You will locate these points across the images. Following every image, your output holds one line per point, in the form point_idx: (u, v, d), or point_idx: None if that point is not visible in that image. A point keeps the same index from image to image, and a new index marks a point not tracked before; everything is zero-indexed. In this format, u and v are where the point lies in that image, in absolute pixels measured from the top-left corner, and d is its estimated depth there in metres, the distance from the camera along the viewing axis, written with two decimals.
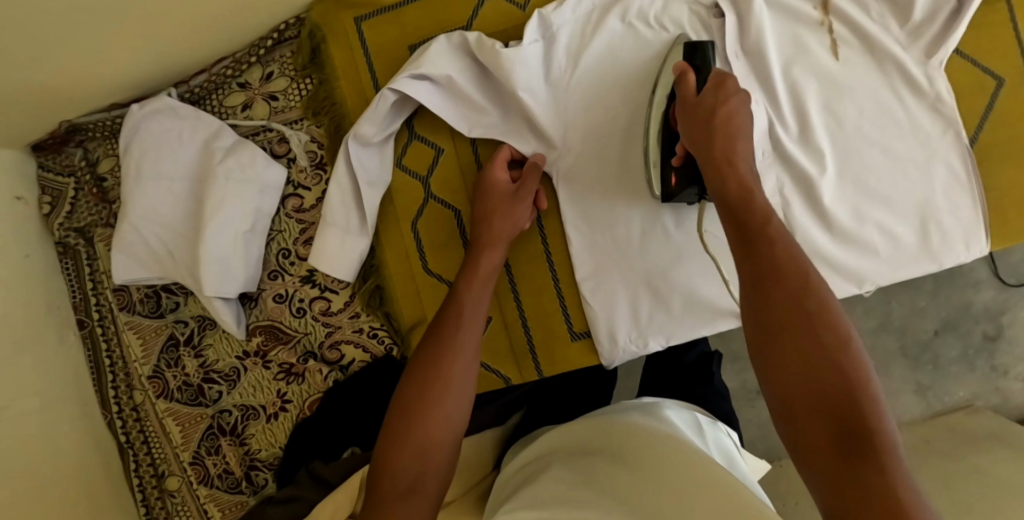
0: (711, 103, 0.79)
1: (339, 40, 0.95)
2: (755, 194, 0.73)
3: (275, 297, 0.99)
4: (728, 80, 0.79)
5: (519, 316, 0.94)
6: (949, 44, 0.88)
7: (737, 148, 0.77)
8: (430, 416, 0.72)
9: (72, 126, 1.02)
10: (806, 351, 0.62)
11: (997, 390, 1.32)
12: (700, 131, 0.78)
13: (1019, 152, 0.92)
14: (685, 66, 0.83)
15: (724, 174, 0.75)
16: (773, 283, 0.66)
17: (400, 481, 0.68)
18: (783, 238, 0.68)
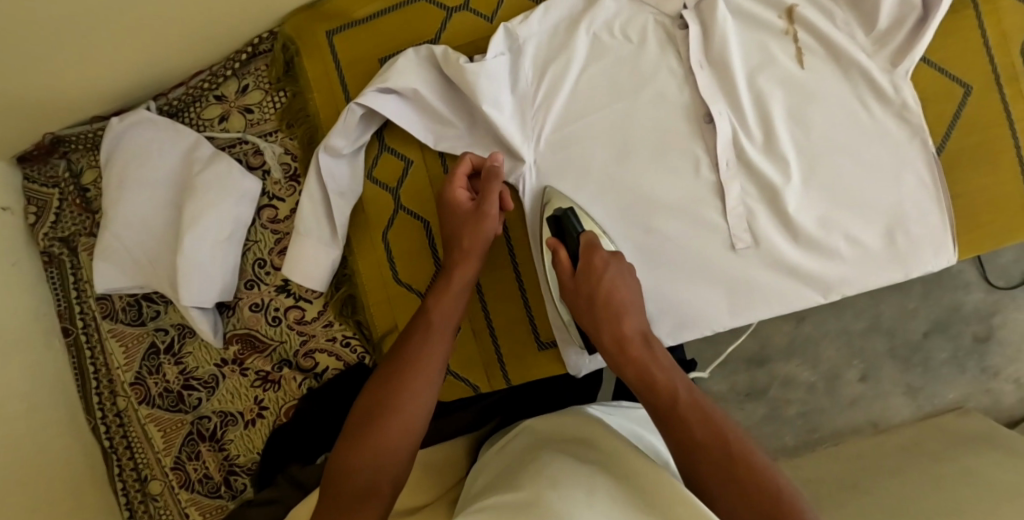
0: (588, 287, 0.83)
1: (312, 52, 0.96)
2: (644, 364, 0.77)
3: (251, 305, 1.01)
4: (594, 255, 0.84)
5: (487, 325, 0.95)
6: (914, 54, 0.88)
7: (624, 328, 0.80)
8: (392, 416, 0.74)
9: (56, 138, 1.04)
10: (711, 448, 0.69)
11: (987, 391, 1.33)
12: (592, 322, 0.82)
13: (987, 157, 0.92)
14: (556, 242, 0.86)
15: (624, 368, 0.79)
16: (680, 427, 0.71)
17: (358, 478, 0.70)
18: (696, 412, 0.72)
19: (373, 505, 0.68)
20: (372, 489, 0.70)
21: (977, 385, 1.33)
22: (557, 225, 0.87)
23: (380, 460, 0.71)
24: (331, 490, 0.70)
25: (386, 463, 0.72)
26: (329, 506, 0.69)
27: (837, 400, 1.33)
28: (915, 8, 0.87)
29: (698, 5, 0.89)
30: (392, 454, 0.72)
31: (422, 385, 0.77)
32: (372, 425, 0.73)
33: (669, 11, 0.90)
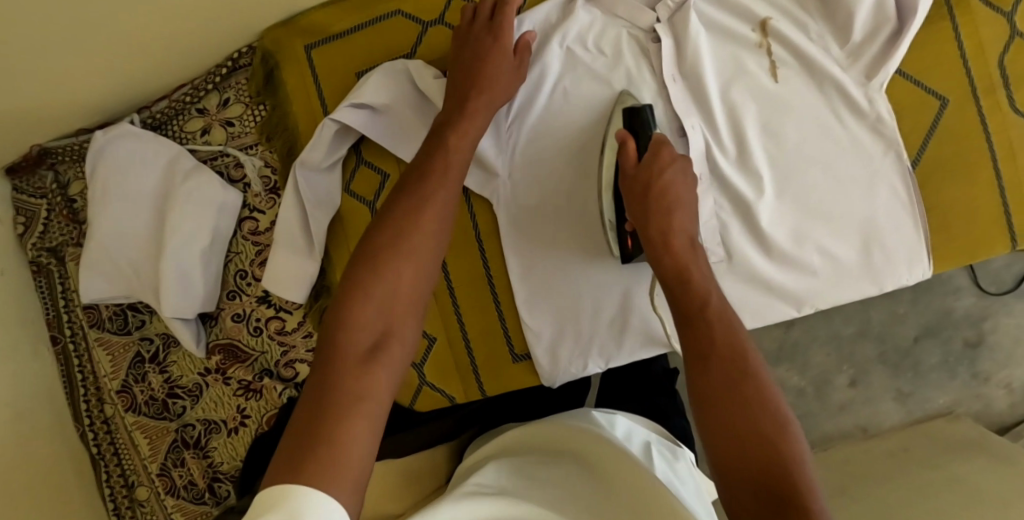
0: (648, 176, 0.79)
1: (291, 65, 0.97)
2: (690, 272, 0.74)
3: (233, 316, 1.02)
4: (664, 149, 0.80)
5: (462, 337, 0.96)
6: (890, 66, 0.88)
7: (673, 222, 0.77)
8: (395, 280, 0.69)
9: (43, 149, 1.05)
10: (729, 374, 0.66)
11: (977, 397, 1.36)
12: (641, 210, 0.78)
13: (963, 169, 0.91)
14: (626, 134, 0.81)
15: (660, 256, 0.76)
16: (706, 349, 0.68)
17: (360, 345, 0.64)
18: (720, 318, 0.70)
19: (380, 370, 0.63)
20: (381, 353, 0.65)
21: (967, 392, 1.36)
22: (630, 122, 0.86)
23: (384, 320, 0.67)
24: (328, 356, 0.64)
25: (389, 327, 0.67)
26: (328, 371, 0.62)
27: (828, 404, 1.35)
28: (889, 22, 0.87)
29: (671, 18, 0.90)
30: (397, 322, 0.67)
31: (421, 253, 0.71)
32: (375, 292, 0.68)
33: (642, 24, 0.90)
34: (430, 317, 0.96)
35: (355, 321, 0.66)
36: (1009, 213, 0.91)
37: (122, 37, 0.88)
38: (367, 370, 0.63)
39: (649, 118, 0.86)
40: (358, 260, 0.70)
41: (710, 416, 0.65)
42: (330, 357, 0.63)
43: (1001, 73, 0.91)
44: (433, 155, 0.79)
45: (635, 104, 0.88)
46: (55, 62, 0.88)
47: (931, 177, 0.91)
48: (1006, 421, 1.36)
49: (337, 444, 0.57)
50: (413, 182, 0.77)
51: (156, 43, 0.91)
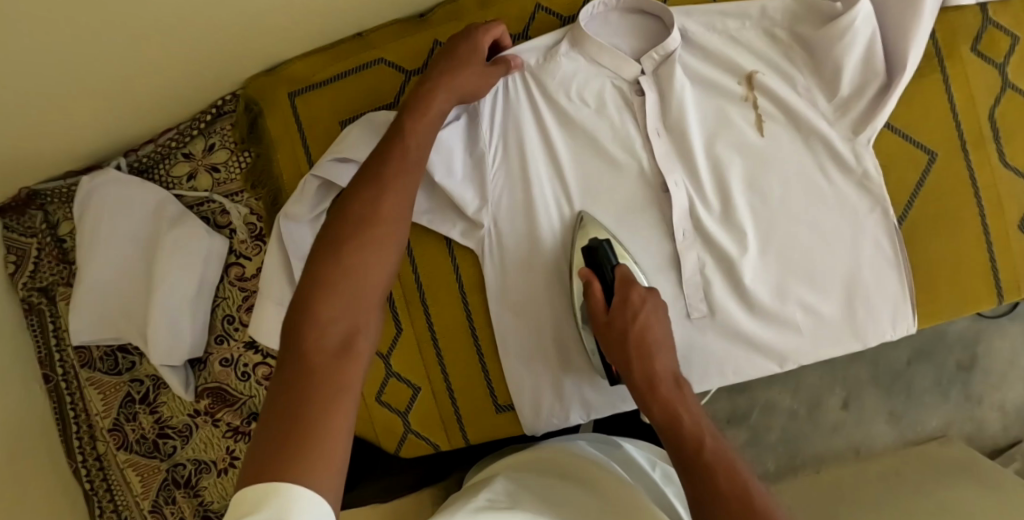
0: (622, 325, 0.82)
1: (274, 113, 0.97)
2: (678, 416, 0.76)
3: (221, 360, 1.04)
4: (632, 291, 0.83)
5: (446, 387, 0.97)
6: (877, 121, 0.87)
7: (656, 366, 0.80)
8: (360, 275, 0.70)
9: (31, 191, 1.05)
10: (733, 505, 0.67)
11: (971, 419, 1.36)
12: (622, 359, 0.81)
13: (949, 222, 0.91)
14: (588, 272, 0.86)
15: (647, 403, 0.78)
16: (707, 480, 0.69)
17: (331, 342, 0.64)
18: (719, 461, 0.70)
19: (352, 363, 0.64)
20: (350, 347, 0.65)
21: (961, 413, 1.36)
22: (592, 257, 0.87)
23: (352, 314, 0.67)
24: (297, 352, 0.64)
25: (356, 320, 0.68)
26: (299, 367, 0.63)
27: (820, 426, 1.36)
28: (877, 75, 0.86)
29: (656, 71, 0.89)
30: (363, 315, 0.68)
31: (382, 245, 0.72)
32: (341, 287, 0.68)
33: (626, 76, 0.88)
34: (415, 366, 0.97)
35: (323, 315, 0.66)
36: (997, 268, 0.91)
37: (98, 74, 0.88)
38: (339, 363, 0.63)
39: (611, 256, 0.87)
40: (321, 255, 0.71)
41: None
42: (300, 353, 0.64)
43: (991, 127, 0.91)
44: (392, 144, 0.80)
45: (598, 237, 0.89)
46: (36, 102, 0.88)
47: (920, 231, 0.91)
48: (1000, 443, 1.36)
49: (314, 438, 0.58)
50: (375, 173, 0.77)
51: (134, 84, 0.91)
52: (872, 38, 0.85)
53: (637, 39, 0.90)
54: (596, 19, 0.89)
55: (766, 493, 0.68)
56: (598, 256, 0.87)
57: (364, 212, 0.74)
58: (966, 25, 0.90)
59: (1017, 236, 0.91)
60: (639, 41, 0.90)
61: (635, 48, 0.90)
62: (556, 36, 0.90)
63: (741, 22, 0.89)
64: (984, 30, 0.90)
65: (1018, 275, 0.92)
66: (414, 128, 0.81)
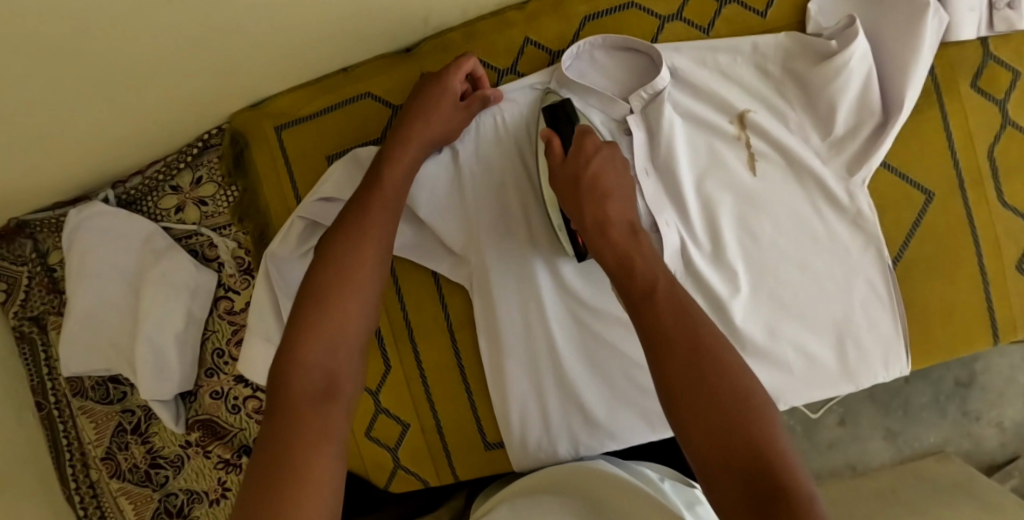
0: (576, 169, 0.76)
1: (260, 147, 0.95)
2: (633, 261, 0.70)
3: (212, 393, 1.05)
4: (586, 139, 0.78)
5: (435, 424, 0.96)
6: (871, 162, 0.85)
7: (608, 210, 0.73)
8: (343, 313, 0.71)
9: (20, 221, 1.04)
10: (691, 356, 0.62)
11: (969, 435, 1.33)
12: (574, 204, 0.75)
13: (946, 262, 0.89)
14: (549, 131, 0.80)
15: (599, 248, 0.72)
16: (665, 339, 0.63)
17: (312, 387, 0.66)
18: (672, 301, 0.66)
19: (335, 407, 0.66)
20: (334, 389, 0.67)
21: (958, 429, 1.34)
22: (552, 117, 0.85)
23: (335, 352, 0.69)
24: (281, 395, 0.66)
25: (339, 357, 0.69)
26: (284, 410, 0.65)
27: (817, 443, 1.35)
28: (874, 114, 0.85)
29: (645, 109, 0.87)
30: (346, 353, 0.70)
31: (364, 283, 0.73)
32: (324, 328, 0.69)
33: (615, 114, 0.87)
34: (403, 404, 0.96)
35: (307, 359, 0.67)
36: (993, 308, 0.90)
37: (81, 114, 0.87)
38: (323, 408, 0.65)
39: (574, 109, 0.85)
40: (301, 295, 0.72)
41: (679, 405, 0.61)
42: (283, 396, 0.65)
43: (990, 165, 0.89)
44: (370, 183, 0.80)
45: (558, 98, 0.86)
46: (21, 144, 0.87)
47: (918, 271, 0.89)
48: (998, 458, 1.34)
49: (301, 480, 0.60)
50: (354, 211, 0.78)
51: (119, 122, 0.90)
52: (868, 76, 0.83)
53: (624, 78, 0.89)
54: (581, 56, 0.88)
55: (721, 333, 0.64)
56: (559, 113, 0.84)
57: (343, 249, 0.75)
58: (965, 60, 0.88)
59: (1014, 277, 0.90)
60: (627, 80, 0.88)
61: (623, 87, 0.89)
62: (542, 74, 0.89)
63: (732, 57, 0.87)
64: (984, 65, 0.88)
65: (1015, 314, 0.90)
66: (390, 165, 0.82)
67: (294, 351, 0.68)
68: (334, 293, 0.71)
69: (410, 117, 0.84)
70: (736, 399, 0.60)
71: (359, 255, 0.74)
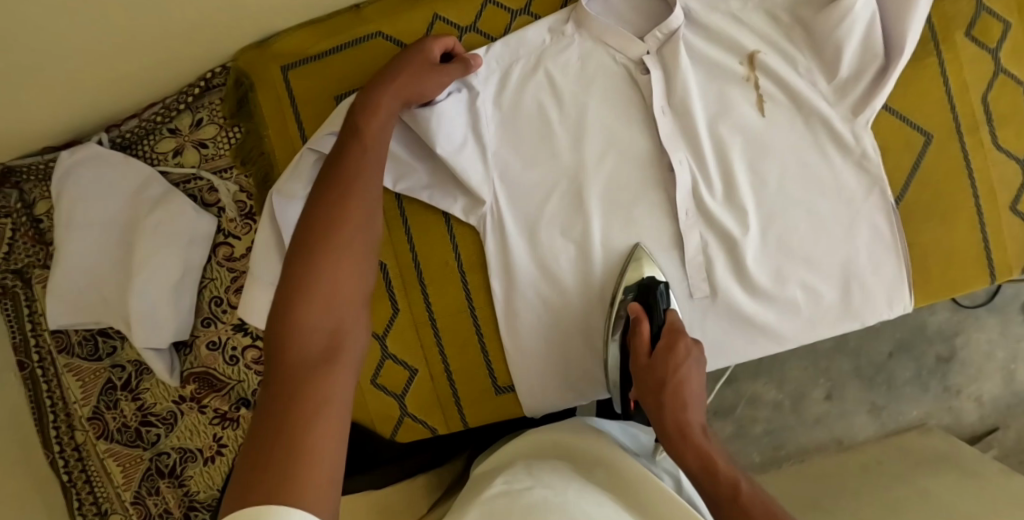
0: (663, 374, 0.79)
1: (266, 87, 0.94)
2: (716, 465, 0.69)
3: (208, 343, 1.00)
4: (679, 343, 0.81)
5: (444, 369, 0.95)
6: (875, 104, 0.88)
7: (690, 418, 0.75)
8: (334, 278, 0.69)
9: (5, 168, 1.00)
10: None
11: (950, 409, 1.41)
12: (655, 405, 0.77)
13: (943, 207, 0.92)
14: (639, 309, 0.85)
15: (680, 451, 0.72)
16: (743, 516, 0.64)
17: (312, 345, 0.65)
18: (759, 505, 0.64)
19: (336, 366, 0.63)
20: (334, 351, 0.65)
21: (939, 404, 1.41)
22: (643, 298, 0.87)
23: (332, 315, 0.67)
24: (279, 364, 0.63)
25: (337, 319, 0.67)
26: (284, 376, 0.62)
27: (804, 417, 1.40)
28: (877, 57, 0.87)
29: (661, 51, 0.89)
30: (343, 312, 0.68)
31: (353, 243, 0.72)
32: (315, 292, 0.67)
33: (631, 54, 0.90)
34: (411, 348, 0.95)
35: (304, 321, 0.66)
36: (989, 251, 0.93)
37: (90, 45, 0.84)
38: (327, 365, 0.63)
39: (661, 302, 0.87)
40: (295, 264, 0.70)
41: None
42: (283, 354, 0.64)
43: (984, 110, 0.91)
44: (343, 154, 0.79)
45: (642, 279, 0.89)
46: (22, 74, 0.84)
47: (917, 212, 0.92)
48: (978, 430, 1.41)
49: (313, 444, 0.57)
50: (336, 180, 0.77)
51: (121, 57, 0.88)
52: (872, 20, 0.85)
53: (639, 19, 0.91)
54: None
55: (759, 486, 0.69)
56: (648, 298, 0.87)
57: (328, 217, 0.73)
58: (961, 11, 0.90)
59: (1008, 217, 0.93)
60: (640, 21, 0.90)
61: (638, 27, 0.90)
62: (563, 14, 0.90)
63: (742, 3, 0.89)
64: (978, 17, 0.90)
65: (1010, 256, 0.93)
66: (365, 133, 0.81)
67: (288, 318, 0.66)
68: (330, 261, 0.69)
69: (380, 82, 0.83)
70: None
71: (343, 220, 0.73)
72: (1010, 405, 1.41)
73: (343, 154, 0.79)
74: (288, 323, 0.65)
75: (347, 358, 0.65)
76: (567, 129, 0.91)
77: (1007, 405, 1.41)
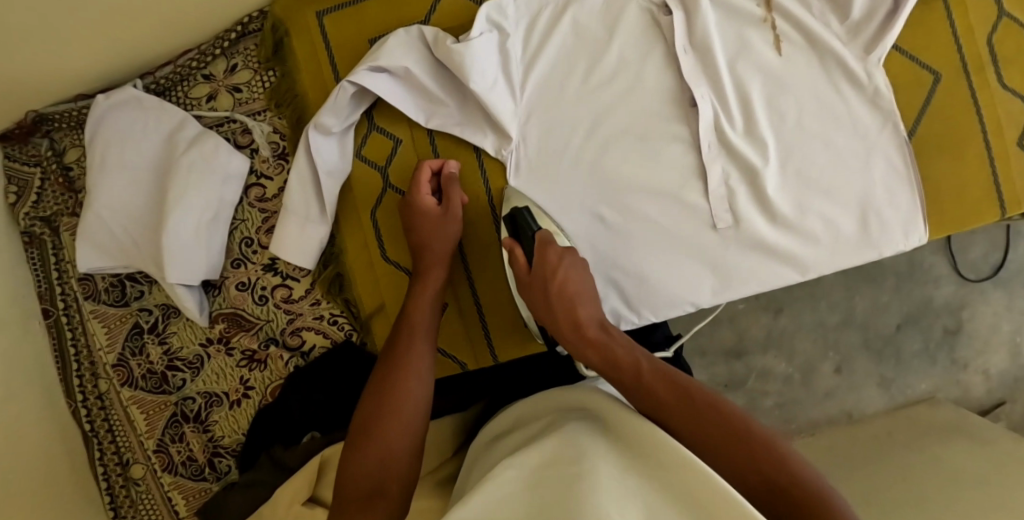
0: (544, 274, 0.85)
1: (300, 31, 0.97)
2: (616, 357, 0.77)
3: (238, 284, 1.02)
4: (549, 250, 0.86)
5: (474, 303, 0.97)
6: (888, 41, 0.91)
7: (579, 314, 0.82)
8: (389, 420, 0.77)
9: (39, 116, 1.02)
10: (688, 411, 0.70)
11: (958, 383, 1.36)
12: (544, 299, 0.85)
13: (952, 144, 0.96)
14: (511, 241, 0.90)
15: (579, 347, 0.81)
16: (667, 416, 0.71)
17: (365, 479, 0.73)
18: (675, 394, 0.72)
19: (383, 501, 0.71)
20: (383, 485, 0.73)
21: (947, 378, 1.36)
22: (514, 228, 0.91)
23: (385, 456, 0.75)
24: (338, 499, 0.73)
25: (390, 457, 0.75)
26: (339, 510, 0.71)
27: (814, 392, 1.35)
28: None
29: None
30: (392, 451, 0.75)
31: (418, 372, 0.82)
32: (382, 423, 0.77)
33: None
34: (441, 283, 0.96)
35: (357, 460, 0.74)
36: (998, 184, 0.96)
37: None
38: (375, 499, 0.71)
39: (533, 221, 0.91)
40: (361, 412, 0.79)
41: (671, 421, 0.71)
42: (342, 489, 0.73)
43: (989, 51, 0.95)
44: (404, 316, 0.88)
45: (518, 206, 0.92)
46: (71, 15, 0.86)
47: (926, 150, 0.96)
48: (986, 404, 1.37)
49: None
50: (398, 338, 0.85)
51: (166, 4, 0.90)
52: None
53: None
54: None
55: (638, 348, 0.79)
56: (518, 221, 0.91)
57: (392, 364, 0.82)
58: None
59: (1015, 151, 0.96)
60: None
61: None
62: None
63: None
64: None
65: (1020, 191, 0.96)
66: (419, 298, 0.89)
67: (348, 457, 0.75)
68: (388, 405, 0.78)
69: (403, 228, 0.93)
70: (722, 424, 0.69)
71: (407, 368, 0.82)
72: (1016, 379, 1.36)
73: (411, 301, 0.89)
74: (347, 463, 0.75)
75: (393, 495, 0.72)
76: (590, 69, 0.94)
77: (1015, 378, 1.37)
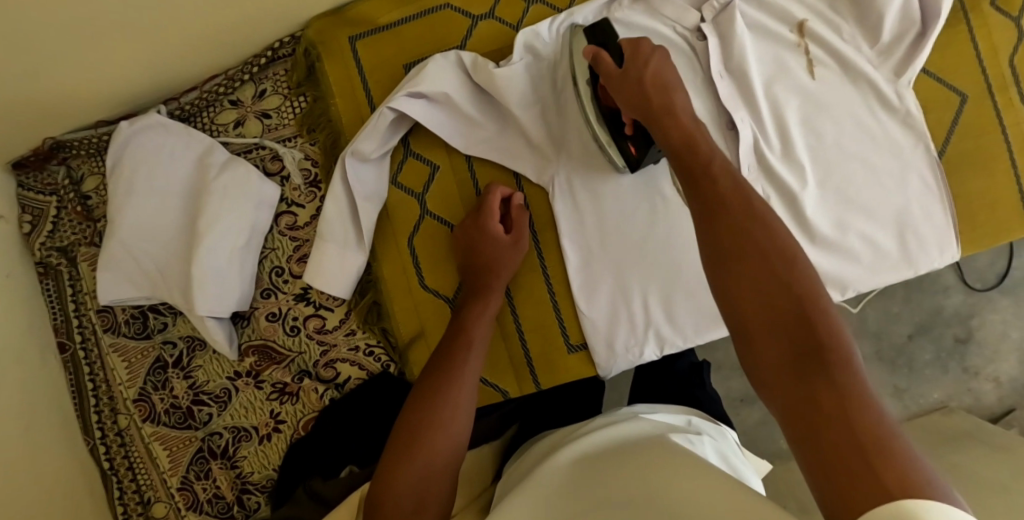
0: (637, 71, 0.80)
1: (334, 56, 0.95)
2: (697, 143, 0.74)
3: (268, 315, 1.00)
4: (642, 41, 0.82)
5: (516, 329, 0.96)
6: (916, 66, 0.93)
7: (675, 100, 0.79)
8: (431, 447, 0.73)
9: (55, 142, 0.97)
10: (749, 251, 0.64)
11: (970, 391, 1.30)
12: (636, 94, 0.80)
13: (983, 160, 0.98)
14: (593, 49, 0.84)
15: (665, 130, 0.77)
16: (723, 227, 0.66)
17: (403, 506, 0.69)
18: (746, 224, 0.65)
19: None
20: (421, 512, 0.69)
21: (959, 385, 1.31)
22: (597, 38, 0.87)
23: (426, 485, 0.71)
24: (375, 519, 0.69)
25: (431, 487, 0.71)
26: None
27: None
28: (914, 26, 0.92)
29: (716, 18, 0.94)
30: (433, 482, 0.72)
31: (461, 403, 0.78)
32: (416, 455, 0.72)
33: (688, 24, 0.94)
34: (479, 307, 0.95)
35: (398, 483, 0.70)
36: None
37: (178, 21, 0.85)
38: None
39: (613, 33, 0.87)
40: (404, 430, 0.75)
41: (723, 256, 0.65)
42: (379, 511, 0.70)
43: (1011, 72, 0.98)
44: (455, 339, 0.85)
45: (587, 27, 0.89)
46: (103, 42, 0.83)
47: (954, 169, 0.98)
48: (996, 411, 1.31)
49: None
50: (446, 361, 0.82)
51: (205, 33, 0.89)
52: None
53: None
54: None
55: (781, 232, 0.64)
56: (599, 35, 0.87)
57: (438, 387, 0.79)
58: None
59: None
60: None
61: None
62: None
63: None
64: None
65: None
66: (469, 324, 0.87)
67: (386, 479, 0.71)
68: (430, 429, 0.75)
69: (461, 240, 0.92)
70: (783, 278, 0.61)
71: (452, 393, 0.78)
72: None
73: (460, 327, 0.86)
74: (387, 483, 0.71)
75: None
76: None
77: None
